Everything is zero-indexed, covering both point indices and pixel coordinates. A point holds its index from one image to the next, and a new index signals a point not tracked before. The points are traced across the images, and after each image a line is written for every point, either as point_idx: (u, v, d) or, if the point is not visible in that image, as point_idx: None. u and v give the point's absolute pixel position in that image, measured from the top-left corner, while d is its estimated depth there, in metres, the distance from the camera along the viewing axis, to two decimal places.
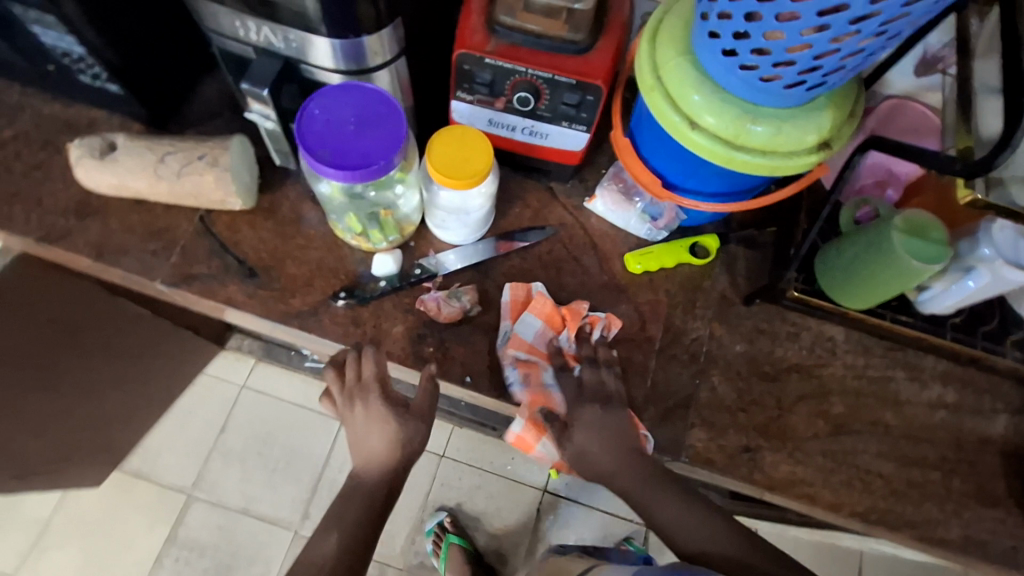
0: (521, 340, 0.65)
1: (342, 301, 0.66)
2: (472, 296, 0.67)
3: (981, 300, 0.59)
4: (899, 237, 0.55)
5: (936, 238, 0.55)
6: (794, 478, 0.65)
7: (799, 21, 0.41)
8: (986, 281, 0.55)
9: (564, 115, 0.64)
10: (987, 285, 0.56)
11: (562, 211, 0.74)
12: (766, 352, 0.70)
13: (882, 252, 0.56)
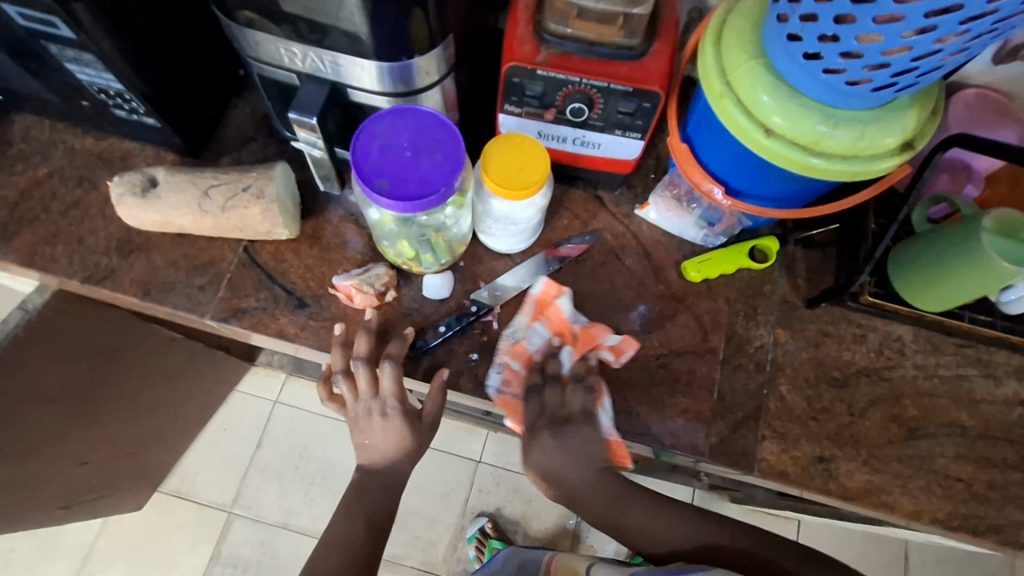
0: (524, 348, 0.65)
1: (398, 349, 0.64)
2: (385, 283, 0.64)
3: None
4: (988, 238, 0.52)
5: None
6: (871, 486, 0.64)
7: (901, 23, 0.39)
8: None
9: (618, 123, 0.61)
10: None
11: (611, 219, 0.71)
12: (833, 356, 0.67)
13: (967, 254, 0.53)
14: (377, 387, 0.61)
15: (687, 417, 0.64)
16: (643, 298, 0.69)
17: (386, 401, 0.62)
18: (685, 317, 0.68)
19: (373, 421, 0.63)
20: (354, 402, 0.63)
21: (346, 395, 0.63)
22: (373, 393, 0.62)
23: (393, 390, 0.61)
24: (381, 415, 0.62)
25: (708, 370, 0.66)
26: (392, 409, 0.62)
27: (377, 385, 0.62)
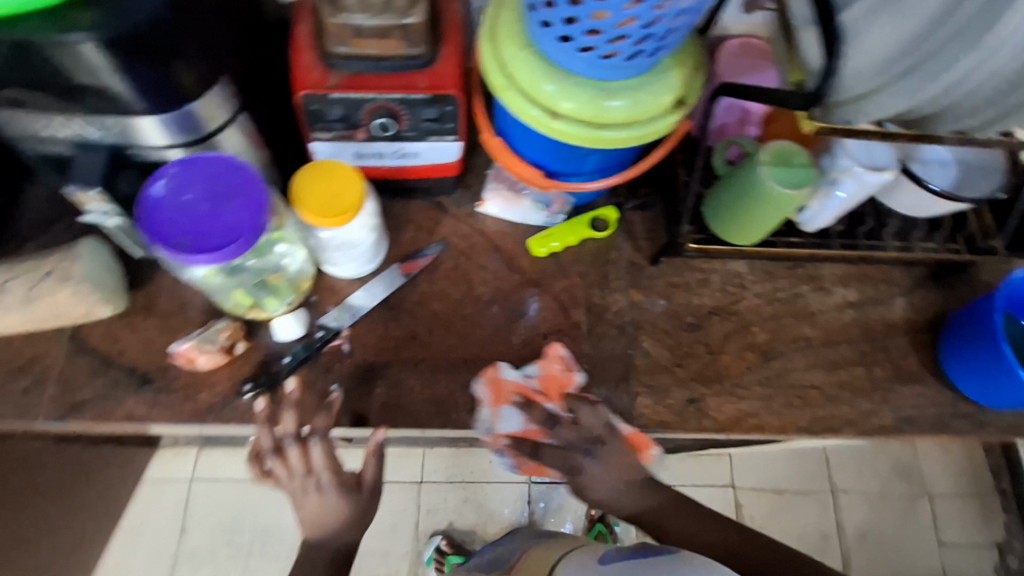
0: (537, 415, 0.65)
1: (249, 393, 0.61)
2: (230, 334, 0.61)
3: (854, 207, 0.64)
4: (765, 169, 0.58)
5: (801, 162, 0.58)
6: (741, 413, 0.68)
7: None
8: (852, 188, 0.59)
9: (429, 130, 0.62)
10: (854, 193, 0.60)
11: (456, 222, 0.73)
12: (685, 304, 0.73)
13: (755, 186, 0.59)
14: (309, 463, 0.60)
15: (564, 393, 0.67)
16: (502, 290, 0.70)
17: (320, 477, 0.61)
18: (544, 299, 0.71)
19: (308, 498, 0.61)
20: (288, 480, 0.60)
21: (279, 474, 0.60)
22: (307, 470, 0.60)
23: (326, 464, 0.60)
24: (318, 490, 0.61)
25: (575, 344, 0.69)
26: (326, 484, 0.61)
27: (309, 461, 0.60)
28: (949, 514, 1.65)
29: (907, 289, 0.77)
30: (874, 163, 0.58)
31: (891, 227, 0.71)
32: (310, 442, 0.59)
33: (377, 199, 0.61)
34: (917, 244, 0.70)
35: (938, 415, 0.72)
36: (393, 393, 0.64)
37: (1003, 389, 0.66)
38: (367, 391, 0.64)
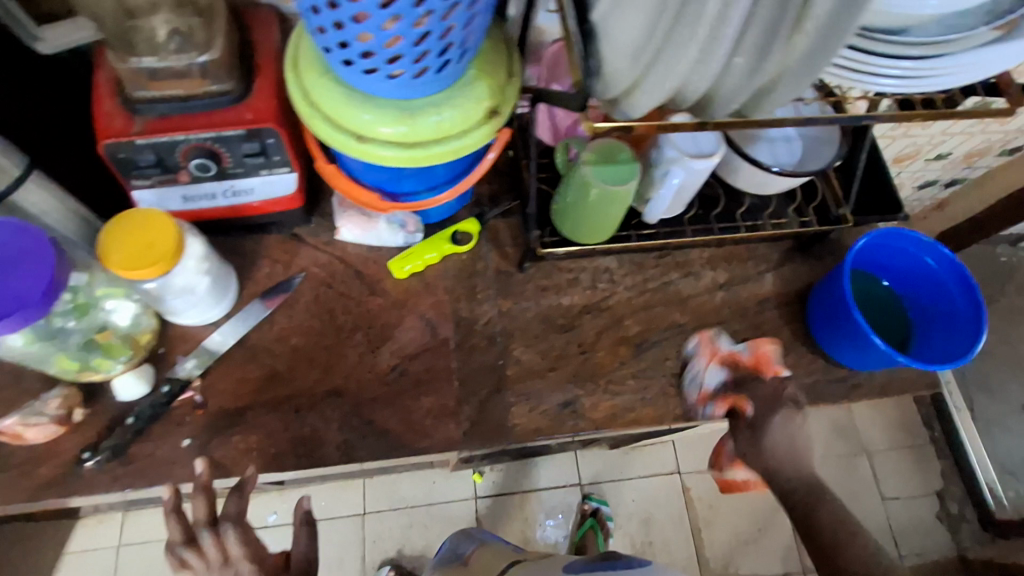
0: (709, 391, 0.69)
1: (90, 461, 0.58)
2: (61, 402, 0.59)
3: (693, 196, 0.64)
4: (589, 167, 0.58)
5: (625, 157, 0.58)
6: (618, 409, 0.68)
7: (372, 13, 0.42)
8: (682, 176, 0.59)
9: (257, 166, 0.60)
10: (685, 181, 0.60)
11: (313, 252, 0.71)
12: (555, 306, 0.72)
13: (581, 185, 0.59)
14: (226, 551, 0.51)
15: (435, 414, 0.65)
16: (366, 316, 0.69)
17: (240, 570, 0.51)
18: (410, 320, 0.69)
19: None
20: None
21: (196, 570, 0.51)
22: (224, 561, 0.51)
23: (246, 553, 0.51)
24: None
25: (445, 362, 0.67)
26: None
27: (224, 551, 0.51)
28: (888, 468, 1.71)
29: (777, 263, 0.78)
30: (698, 151, 0.59)
31: (742, 208, 0.71)
32: (223, 528, 0.51)
33: (201, 239, 0.59)
34: (767, 219, 0.71)
35: (810, 383, 0.74)
36: (253, 438, 0.62)
37: (862, 354, 0.69)
38: (225, 440, 0.61)
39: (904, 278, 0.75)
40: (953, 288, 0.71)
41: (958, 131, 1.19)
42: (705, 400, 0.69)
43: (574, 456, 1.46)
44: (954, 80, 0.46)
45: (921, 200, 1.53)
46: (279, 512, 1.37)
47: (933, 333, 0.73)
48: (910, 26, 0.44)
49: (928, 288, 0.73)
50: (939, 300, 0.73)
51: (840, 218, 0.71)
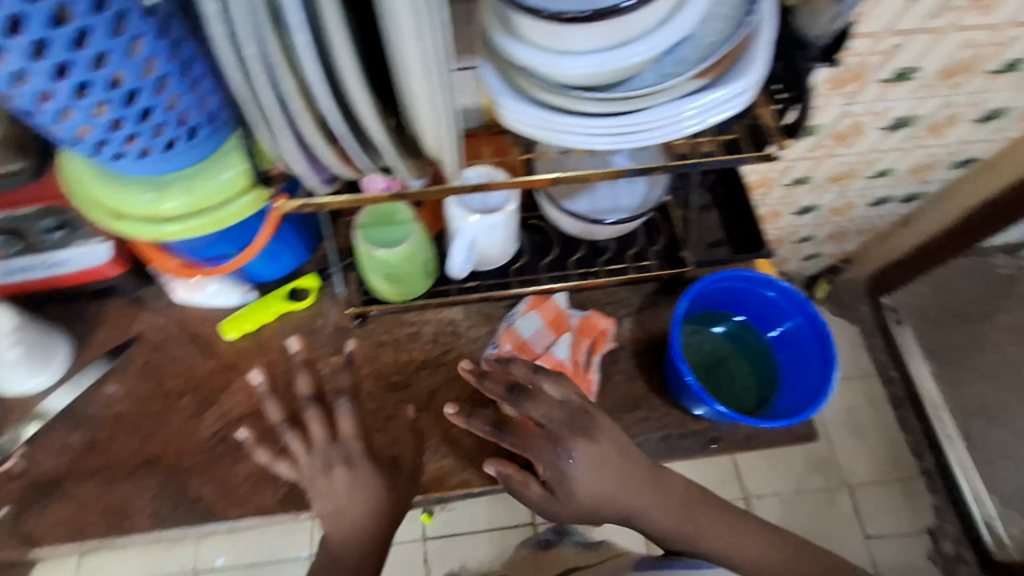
0: (516, 334, 0.69)
1: None
2: None
3: (493, 251, 0.62)
4: (362, 231, 0.56)
5: (403, 219, 0.57)
6: (444, 471, 0.65)
7: (36, 115, 0.40)
8: (467, 235, 0.58)
9: (66, 238, 0.63)
10: (472, 240, 0.59)
11: (152, 315, 0.71)
12: (391, 362, 0.70)
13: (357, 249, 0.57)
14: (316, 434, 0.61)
15: (252, 479, 0.64)
16: (195, 379, 0.69)
17: (349, 447, 0.61)
18: (239, 382, 0.69)
19: (336, 472, 0.60)
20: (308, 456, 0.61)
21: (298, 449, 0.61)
22: (330, 437, 0.61)
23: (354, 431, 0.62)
24: (343, 464, 0.60)
25: (268, 425, 0.67)
26: (358, 456, 0.61)
27: (334, 429, 0.62)
28: (872, 504, 1.58)
29: (638, 307, 0.73)
30: (481, 208, 0.57)
31: (577, 254, 0.69)
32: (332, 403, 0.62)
33: (13, 309, 0.62)
34: (603, 266, 0.68)
35: (666, 438, 0.68)
36: (66, 508, 0.62)
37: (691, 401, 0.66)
38: (39, 511, 0.62)
39: (762, 318, 0.73)
40: (804, 329, 0.69)
41: (894, 145, 1.11)
42: (510, 338, 0.69)
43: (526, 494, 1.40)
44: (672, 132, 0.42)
45: (883, 216, 1.43)
46: (227, 555, 1.35)
47: (790, 376, 0.71)
48: (605, 81, 0.41)
49: (784, 329, 0.72)
50: (794, 343, 0.71)
51: (687, 259, 0.67)
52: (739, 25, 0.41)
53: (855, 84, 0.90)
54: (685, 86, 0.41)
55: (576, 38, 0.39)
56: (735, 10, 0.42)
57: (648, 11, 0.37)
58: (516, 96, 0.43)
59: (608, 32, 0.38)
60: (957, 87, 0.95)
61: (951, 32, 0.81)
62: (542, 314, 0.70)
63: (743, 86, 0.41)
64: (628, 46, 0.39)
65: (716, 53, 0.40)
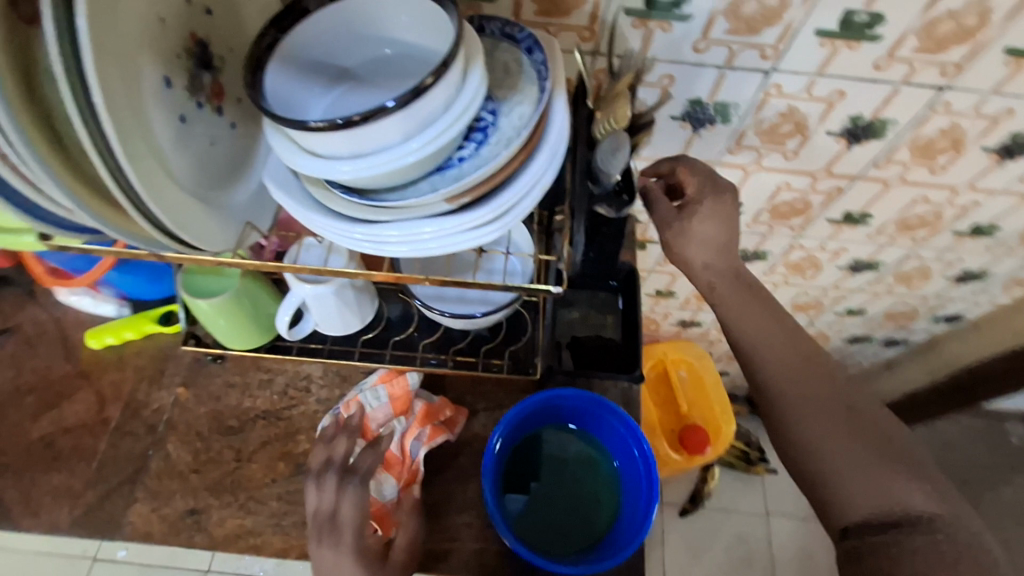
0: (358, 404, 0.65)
1: None
2: None
3: (320, 319, 0.62)
4: (189, 274, 0.59)
5: (226, 275, 0.59)
6: (240, 531, 0.63)
7: None
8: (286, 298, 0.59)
9: None
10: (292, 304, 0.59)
11: (35, 309, 0.74)
12: (233, 406, 0.69)
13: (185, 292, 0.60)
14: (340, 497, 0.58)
15: (56, 493, 0.64)
16: (48, 380, 0.70)
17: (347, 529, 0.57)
18: (85, 392, 0.69)
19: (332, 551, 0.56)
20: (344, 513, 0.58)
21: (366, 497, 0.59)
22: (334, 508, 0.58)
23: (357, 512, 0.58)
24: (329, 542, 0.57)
25: (93, 442, 0.67)
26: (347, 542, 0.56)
27: (337, 507, 0.58)
28: None
29: (496, 405, 0.71)
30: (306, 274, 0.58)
31: (429, 338, 0.69)
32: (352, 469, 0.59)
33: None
34: (452, 355, 0.67)
35: (478, 552, 0.63)
36: None
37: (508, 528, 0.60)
38: None
39: (610, 444, 0.68)
40: (639, 466, 0.64)
41: (861, 287, 1.03)
42: (348, 408, 0.66)
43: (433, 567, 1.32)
44: (422, 247, 0.41)
45: (863, 356, 1.32)
46: None
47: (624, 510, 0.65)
48: (355, 186, 0.40)
49: (627, 462, 0.66)
50: (633, 478, 0.66)
51: (533, 370, 0.66)
52: (498, 155, 0.40)
53: (801, 219, 0.85)
54: (437, 207, 0.41)
55: (313, 144, 0.38)
56: (509, 136, 0.41)
57: (378, 129, 0.36)
58: (284, 182, 0.43)
59: (340, 143, 0.37)
60: (921, 241, 0.89)
61: (898, 184, 0.76)
62: (390, 388, 0.66)
63: (490, 215, 0.41)
64: (365, 160, 0.38)
65: (470, 180, 0.40)
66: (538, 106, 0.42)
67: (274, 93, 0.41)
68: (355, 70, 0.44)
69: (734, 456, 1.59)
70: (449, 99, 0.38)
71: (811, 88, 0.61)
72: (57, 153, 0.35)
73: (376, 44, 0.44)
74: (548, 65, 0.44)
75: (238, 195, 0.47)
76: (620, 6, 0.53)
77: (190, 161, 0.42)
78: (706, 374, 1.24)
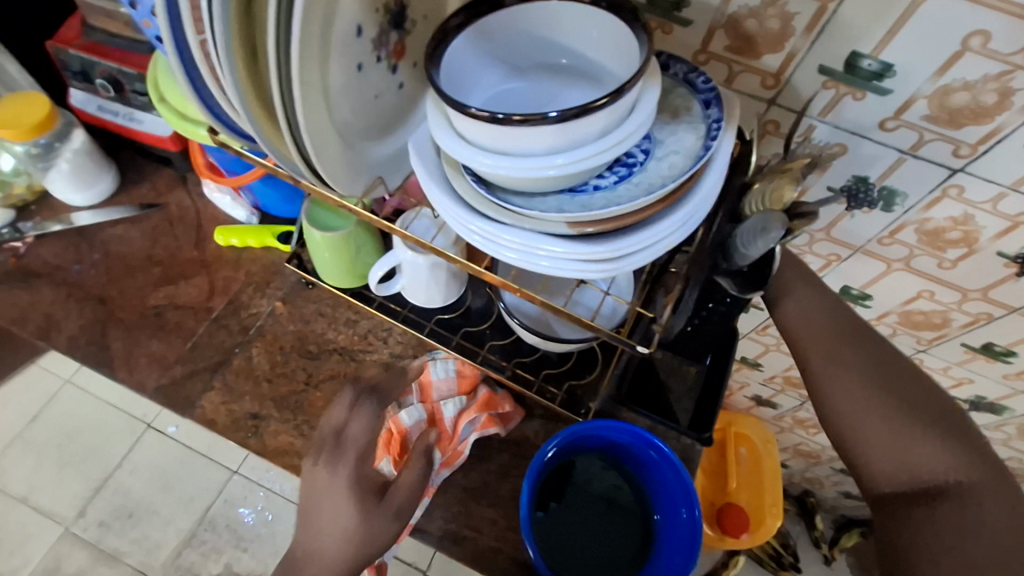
0: (429, 369, 0.67)
1: None
2: None
3: (411, 283, 0.64)
4: (311, 206, 0.63)
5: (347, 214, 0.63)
6: (289, 448, 0.66)
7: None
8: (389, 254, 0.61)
9: (149, 105, 0.75)
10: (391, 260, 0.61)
11: (183, 194, 0.82)
12: (317, 333, 0.73)
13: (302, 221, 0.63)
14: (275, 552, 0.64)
15: (151, 358, 0.71)
16: (174, 259, 0.77)
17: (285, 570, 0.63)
18: (201, 279, 0.76)
19: None
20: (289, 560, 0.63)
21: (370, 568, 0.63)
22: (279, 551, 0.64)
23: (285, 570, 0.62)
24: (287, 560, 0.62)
25: (194, 324, 0.73)
26: None
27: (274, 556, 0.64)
28: None
29: (553, 417, 0.70)
30: None
31: (498, 340, 0.68)
32: None
33: (85, 137, 0.77)
34: (514, 365, 0.67)
35: (495, 551, 0.63)
36: (23, 297, 0.73)
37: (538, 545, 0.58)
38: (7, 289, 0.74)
39: (658, 498, 0.65)
40: (684, 530, 0.61)
41: None
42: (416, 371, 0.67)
43: (434, 544, 1.34)
44: (532, 262, 0.41)
45: None
46: (179, 427, 1.51)
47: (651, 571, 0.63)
48: (485, 178, 0.41)
49: (671, 524, 0.64)
50: (670, 545, 0.63)
51: (583, 412, 0.66)
52: (634, 199, 0.39)
53: (933, 335, 0.77)
54: (554, 227, 0.40)
55: (462, 127, 0.39)
56: (649, 186, 0.40)
57: (529, 133, 0.37)
58: (423, 154, 0.45)
59: (487, 133, 0.37)
60: None
61: None
62: (462, 368, 0.68)
63: (601, 254, 0.40)
64: (506, 158, 0.38)
65: (593, 215, 0.39)
66: (695, 161, 0.40)
67: (448, 67, 0.42)
68: (525, 73, 0.46)
69: (764, 552, 1.49)
70: (608, 127, 0.38)
71: (998, 201, 0.55)
72: (248, 69, 0.39)
73: (554, 52, 0.45)
74: (721, 125, 0.42)
75: (380, 151, 0.50)
76: (816, 63, 0.51)
77: (352, 110, 0.45)
78: (766, 459, 1.17)
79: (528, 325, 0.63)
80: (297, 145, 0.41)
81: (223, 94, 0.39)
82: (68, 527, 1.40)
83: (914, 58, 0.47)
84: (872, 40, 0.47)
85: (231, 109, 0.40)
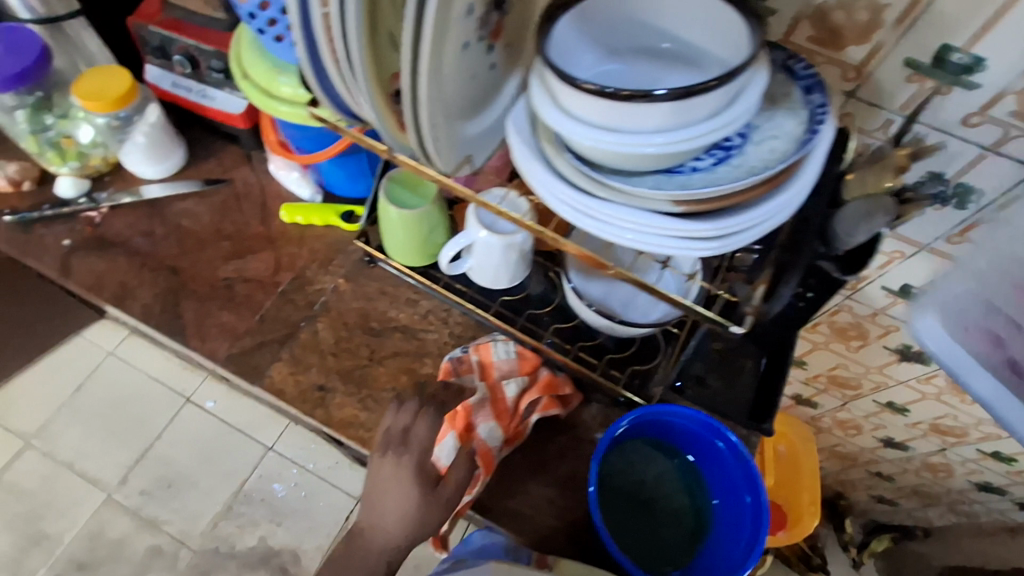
0: (490, 351, 0.67)
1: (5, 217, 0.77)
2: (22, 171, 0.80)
3: (478, 262, 0.66)
4: (388, 182, 0.64)
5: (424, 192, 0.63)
6: (354, 420, 0.68)
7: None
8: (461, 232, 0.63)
9: (223, 82, 0.77)
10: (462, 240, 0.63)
11: (248, 171, 0.84)
12: (379, 311, 0.74)
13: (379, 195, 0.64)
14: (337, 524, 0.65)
15: (221, 329, 0.73)
16: (242, 233, 0.79)
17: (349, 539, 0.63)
18: (268, 254, 0.78)
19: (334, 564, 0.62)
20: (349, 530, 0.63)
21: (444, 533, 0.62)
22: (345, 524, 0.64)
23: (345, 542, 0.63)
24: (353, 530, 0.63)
25: (261, 297, 0.75)
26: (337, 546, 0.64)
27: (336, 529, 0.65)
28: None
29: (610, 402, 0.71)
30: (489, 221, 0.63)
31: (561, 323, 0.69)
32: None
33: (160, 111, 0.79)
34: (577, 348, 0.68)
35: (554, 530, 0.64)
36: (100, 264, 0.76)
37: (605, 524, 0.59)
38: (85, 256, 0.76)
39: (716, 484, 0.66)
40: (745, 516, 0.62)
41: None
42: (477, 352, 0.68)
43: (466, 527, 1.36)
44: (636, 237, 0.41)
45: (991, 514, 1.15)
46: (217, 402, 1.54)
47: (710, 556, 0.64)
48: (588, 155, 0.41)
49: (730, 510, 0.65)
50: (730, 532, 0.64)
51: (648, 396, 0.67)
52: (740, 180, 0.40)
53: None
54: (659, 205, 0.41)
55: (573, 103, 0.39)
56: (754, 169, 0.41)
57: (644, 110, 0.37)
58: (521, 130, 0.45)
59: (599, 109, 0.38)
60: None
61: None
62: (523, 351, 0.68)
63: (705, 233, 0.41)
64: (615, 135, 0.39)
65: (704, 194, 0.40)
66: (798, 146, 0.41)
67: (554, 47, 0.42)
68: (623, 55, 0.46)
69: (793, 552, 1.49)
70: (718, 109, 0.38)
71: None
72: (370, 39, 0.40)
73: (654, 36, 0.45)
74: (826, 109, 0.43)
75: (470, 128, 0.51)
76: (903, 55, 0.50)
77: (455, 85, 0.46)
78: (804, 458, 1.16)
79: (597, 308, 0.64)
80: (410, 113, 0.43)
81: (345, 63, 0.40)
82: (111, 493, 1.45)
83: (1010, 52, 0.47)
84: (968, 33, 0.47)
85: (351, 77, 0.41)
